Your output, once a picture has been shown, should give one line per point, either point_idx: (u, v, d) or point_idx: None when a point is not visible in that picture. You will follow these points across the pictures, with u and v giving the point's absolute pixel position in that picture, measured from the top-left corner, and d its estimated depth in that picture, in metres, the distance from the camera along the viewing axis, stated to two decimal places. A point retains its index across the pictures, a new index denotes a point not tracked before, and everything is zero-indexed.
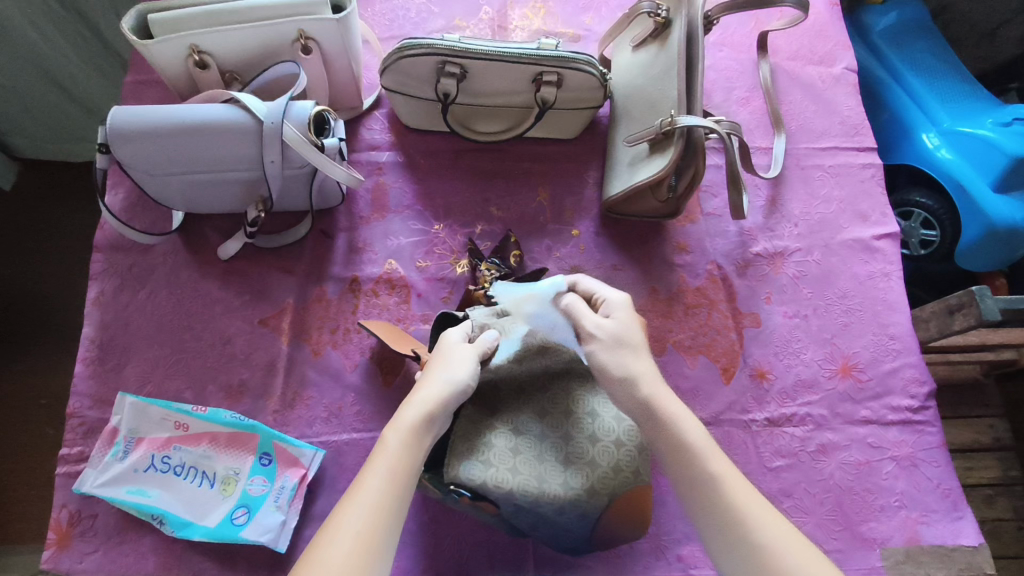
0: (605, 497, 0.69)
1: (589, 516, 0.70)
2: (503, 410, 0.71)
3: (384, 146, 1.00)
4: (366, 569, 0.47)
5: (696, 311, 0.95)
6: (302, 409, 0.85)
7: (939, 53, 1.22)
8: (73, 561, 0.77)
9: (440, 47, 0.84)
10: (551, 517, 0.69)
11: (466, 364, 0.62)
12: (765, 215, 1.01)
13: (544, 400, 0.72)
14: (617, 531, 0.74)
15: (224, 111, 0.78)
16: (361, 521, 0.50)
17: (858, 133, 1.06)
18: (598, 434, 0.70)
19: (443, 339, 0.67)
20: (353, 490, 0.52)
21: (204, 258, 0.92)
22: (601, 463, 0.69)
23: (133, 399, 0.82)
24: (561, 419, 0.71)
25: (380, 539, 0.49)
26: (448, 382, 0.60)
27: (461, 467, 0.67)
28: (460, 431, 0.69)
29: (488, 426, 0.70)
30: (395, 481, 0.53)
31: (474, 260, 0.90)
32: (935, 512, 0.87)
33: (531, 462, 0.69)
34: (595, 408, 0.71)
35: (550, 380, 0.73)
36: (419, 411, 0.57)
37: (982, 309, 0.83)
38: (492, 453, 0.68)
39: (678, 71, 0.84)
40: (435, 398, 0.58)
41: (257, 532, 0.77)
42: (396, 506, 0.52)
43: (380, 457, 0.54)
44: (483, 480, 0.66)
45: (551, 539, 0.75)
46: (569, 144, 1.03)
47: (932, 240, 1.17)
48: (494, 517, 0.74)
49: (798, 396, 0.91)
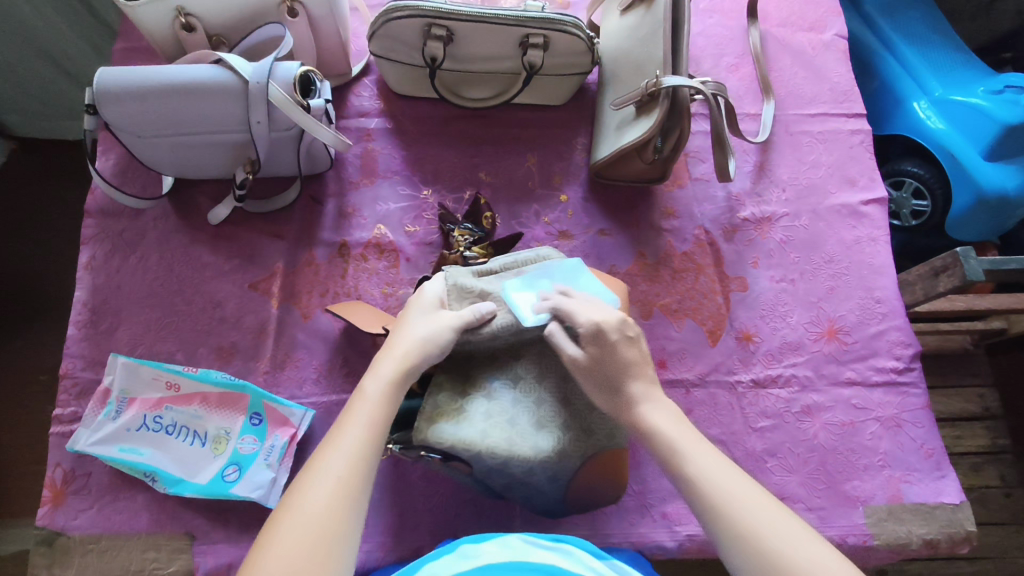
0: (577, 458, 0.69)
1: (560, 476, 0.71)
2: (476, 377, 0.72)
3: (374, 112, 1.00)
4: (345, 510, 0.52)
5: (683, 275, 0.96)
6: (292, 370, 0.86)
7: (932, 21, 1.21)
8: (67, 518, 0.78)
9: (427, 9, 0.84)
10: (523, 478, 0.71)
11: (438, 327, 0.66)
12: (753, 180, 1.01)
13: (515, 365, 0.73)
14: (593, 492, 0.75)
15: (210, 71, 0.78)
16: (342, 468, 0.54)
17: (847, 99, 1.06)
18: (570, 398, 0.71)
19: (418, 296, 0.70)
20: (333, 438, 0.56)
21: (194, 223, 0.92)
22: (572, 426, 0.70)
23: (124, 358, 0.83)
24: (534, 383, 0.71)
25: (359, 483, 0.53)
26: (423, 340, 0.64)
27: (433, 430, 0.68)
28: (433, 396, 0.70)
29: (463, 392, 0.71)
30: (372, 428, 0.57)
31: (447, 225, 0.90)
32: (917, 472, 0.88)
33: (504, 425, 0.69)
34: (545, 372, 0.72)
35: (521, 345, 0.73)
36: (398, 362, 0.62)
37: (966, 269, 0.84)
38: (465, 417, 0.69)
39: (664, 33, 0.84)
40: (408, 358, 0.63)
41: (248, 489, 0.78)
42: (373, 451, 0.56)
43: (358, 405, 0.59)
44: (454, 442, 0.67)
45: (527, 501, 0.76)
46: (558, 110, 1.03)
47: (924, 211, 1.17)
48: (468, 477, 0.75)
49: (784, 358, 0.92)
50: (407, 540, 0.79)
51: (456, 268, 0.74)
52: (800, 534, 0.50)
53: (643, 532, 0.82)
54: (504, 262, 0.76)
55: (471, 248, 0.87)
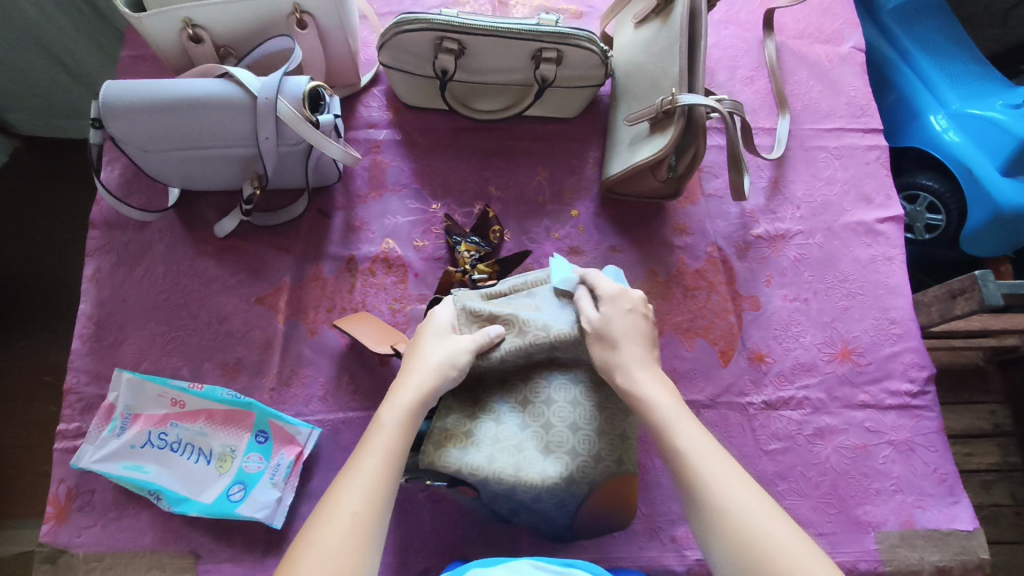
0: (585, 484, 0.67)
1: (568, 501, 0.69)
2: (485, 400, 0.71)
3: (383, 124, 0.99)
4: (363, 546, 0.51)
5: (695, 293, 0.94)
6: (299, 386, 0.85)
7: (950, 33, 1.19)
8: (71, 535, 0.78)
9: (438, 22, 0.82)
10: (530, 503, 0.69)
11: (453, 351, 0.66)
12: (767, 196, 1.00)
13: (525, 389, 0.71)
14: (603, 515, 0.73)
15: (219, 86, 0.77)
16: (359, 502, 0.53)
17: (864, 113, 1.05)
18: (580, 423, 0.68)
19: (429, 320, 0.70)
20: (350, 469, 0.56)
21: (201, 235, 0.91)
22: (581, 452, 0.67)
23: (129, 374, 0.82)
24: (543, 407, 0.69)
25: (378, 516, 0.53)
26: (437, 368, 0.64)
27: (440, 455, 0.67)
28: (442, 419, 0.69)
29: (472, 415, 0.70)
30: (390, 459, 0.57)
31: (454, 237, 0.90)
32: (931, 497, 0.86)
33: (511, 451, 0.67)
34: (552, 394, 0.70)
35: (531, 368, 0.72)
36: (414, 392, 0.62)
37: (984, 294, 0.82)
38: (473, 442, 0.68)
39: (680, 49, 0.82)
40: (424, 386, 0.63)
41: (253, 508, 0.78)
42: (391, 483, 0.56)
43: (376, 436, 0.59)
44: (460, 467, 0.66)
45: (536, 523, 0.75)
46: (570, 123, 1.01)
47: (937, 225, 1.15)
48: (475, 501, 0.74)
49: (796, 379, 0.91)
50: (414, 562, 0.79)
51: (465, 292, 0.74)
52: (774, 514, 0.52)
53: (652, 555, 0.81)
54: (513, 284, 0.76)
55: (476, 267, 0.87)
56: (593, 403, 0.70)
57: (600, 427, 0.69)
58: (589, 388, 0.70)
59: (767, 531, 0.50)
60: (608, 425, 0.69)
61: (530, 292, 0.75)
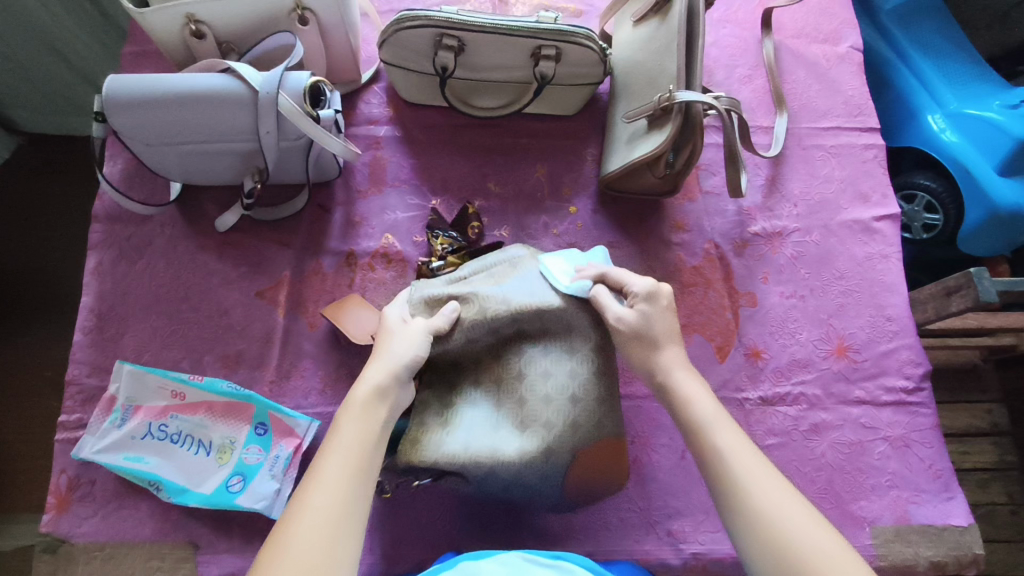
0: (565, 454, 0.68)
1: (551, 475, 0.69)
2: (459, 387, 0.73)
3: (383, 120, 1.00)
4: (334, 542, 0.51)
5: (692, 290, 0.95)
6: (298, 380, 0.86)
7: (948, 33, 1.19)
8: (72, 525, 0.78)
9: (438, 19, 0.83)
10: (513, 483, 0.70)
11: (412, 340, 0.67)
12: (764, 194, 1.00)
13: (496, 370, 0.72)
14: (594, 485, 0.73)
15: (220, 81, 0.78)
16: (325, 500, 0.53)
17: (861, 113, 1.05)
18: (553, 394, 0.69)
19: (382, 320, 0.71)
20: (313, 473, 0.56)
21: (202, 229, 0.92)
22: (557, 423, 0.68)
23: (130, 366, 0.83)
24: (517, 385, 0.70)
25: (346, 513, 0.53)
26: (393, 360, 0.64)
27: (416, 447, 0.69)
28: (418, 413, 0.72)
29: (448, 404, 0.72)
30: (352, 455, 0.57)
31: (432, 229, 0.91)
32: (926, 493, 0.87)
33: (486, 434, 0.69)
34: (524, 371, 0.70)
35: (499, 345, 0.72)
36: (368, 386, 0.62)
37: (979, 291, 0.83)
38: (450, 432, 0.70)
39: (678, 46, 0.83)
40: (382, 377, 0.63)
41: (252, 500, 0.78)
42: (357, 476, 0.56)
43: (335, 436, 0.59)
44: (436, 458, 0.68)
45: (532, 501, 0.75)
46: (568, 120, 1.02)
47: (935, 225, 1.15)
48: (468, 490, 0.76)
49: (792, 375, 0.91)
50: (412, 553, 0.79)
51: (421, 282, 0.74)
52: (805, 510, 0.55)
53: (648, 549, 0.81)
54: (473, 268, 0.76)
55: (445, 258, 0.88)
56: (565, 369, 0.70)
57: (574, 394, 0.68)
58: (561, 356, 0.70)
59: (808, 536, 0.53)
60: (582, 390, 0.69)
61: (487, 273, 0.75)
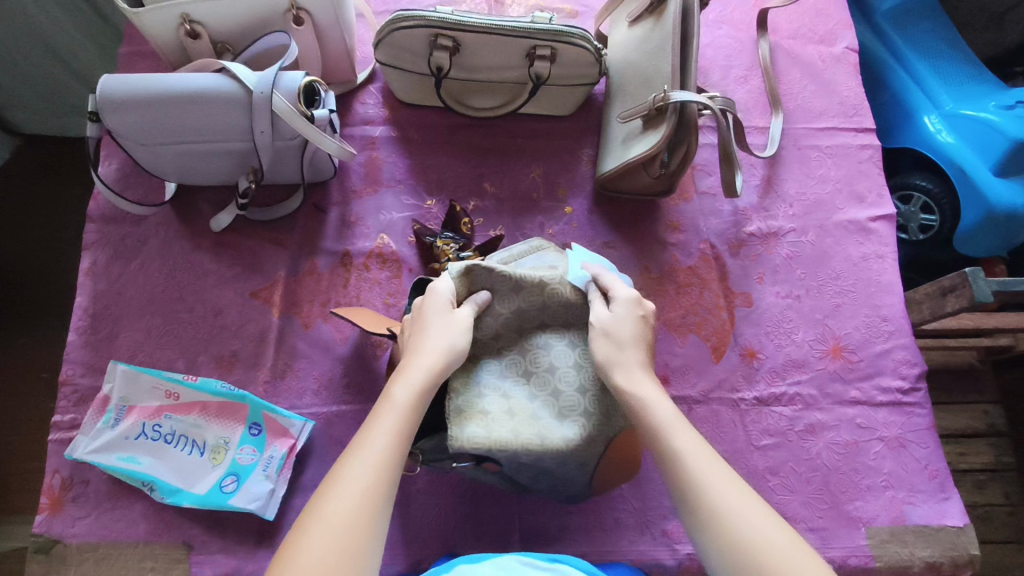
0: (604, 442, 0.68)
1: (587, 463, 0.69)
2: (490, 372, 0.71)
3: (379, 121, 1.00)
4: (375, 520, 0.50)
5: (688, 290, 0.95)
6: (293, 380, 0.86)
7: (944, 34, 1.20)
8: (65, 525, 0.78)
9: (433, 19, 0.83)
10: (552, 469, 0.69)
11: (457, 327, 0.65)
12: (760, 194, 1.00)
13: (528, 357, 0.71)
14: (612, 473, 0.75)
15: (215, 80, 0.78)
16: (370, 476, 0.52)
17: (857, 113, 1.05)
18: (586, 384, 0.69)
19: (427, 300, 0.68)
20: (361, 441, 0.55)
21: (197, 230, 0.92)
22: (595, 411, 0.68)
23: (124, 366, 0.82)
24: (550, 373, 0.70)
25: (386, 493, 0.52)
26: (449, 347, 0.63)
27: (462, 434, 0.64)
28: (453, 400, 0.67)
29: (479, 390, 0.69)
30: (400, 437, 0.56)
31: (428, 236, 0.89)
32: (922, 493, 0.87)
33: (530, 421, 0.67)
34: (555, 359, 0.71)
35: (525, 328, 0.73)
36: (426, 374, 0.60)
37: (974, 290, 0.83)
38: (489, 418, 0.67)
39: (672, 46, 0.83)
40: (436, 364, 0.61)
41: (246, 500, 0.78)
42: (399, 460, 0.55)
43: (385, 412, 0.57)
44: (488, 444, 0.64)
45: (554, 489, 0.76)
46: (564, 121, 1.02)
47: (931, 225, 1.15)
48: (495, 476, 0.74)
49: (787, 375, 0.91)
50: (407, 553, 0.79)
51: (462, 262, 0.70)
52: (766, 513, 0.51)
53: (643, 550, 0.81)
54: (501, 258, 0.76)
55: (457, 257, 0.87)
56: None
57: (606, 384, 0.70)
58: (587, 349, 0.72)
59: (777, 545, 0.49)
60: None
61: (518, 263, 0.77)
